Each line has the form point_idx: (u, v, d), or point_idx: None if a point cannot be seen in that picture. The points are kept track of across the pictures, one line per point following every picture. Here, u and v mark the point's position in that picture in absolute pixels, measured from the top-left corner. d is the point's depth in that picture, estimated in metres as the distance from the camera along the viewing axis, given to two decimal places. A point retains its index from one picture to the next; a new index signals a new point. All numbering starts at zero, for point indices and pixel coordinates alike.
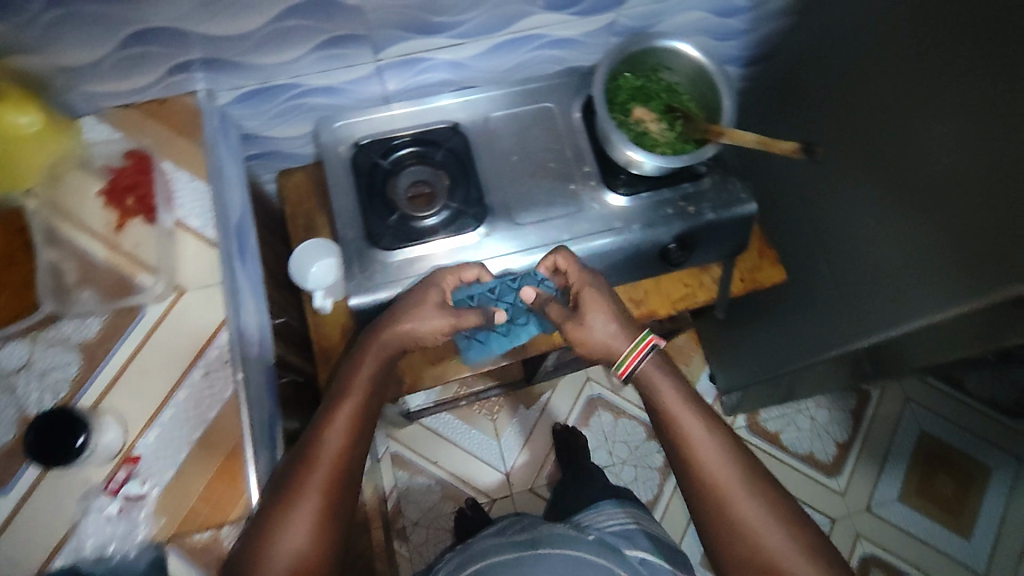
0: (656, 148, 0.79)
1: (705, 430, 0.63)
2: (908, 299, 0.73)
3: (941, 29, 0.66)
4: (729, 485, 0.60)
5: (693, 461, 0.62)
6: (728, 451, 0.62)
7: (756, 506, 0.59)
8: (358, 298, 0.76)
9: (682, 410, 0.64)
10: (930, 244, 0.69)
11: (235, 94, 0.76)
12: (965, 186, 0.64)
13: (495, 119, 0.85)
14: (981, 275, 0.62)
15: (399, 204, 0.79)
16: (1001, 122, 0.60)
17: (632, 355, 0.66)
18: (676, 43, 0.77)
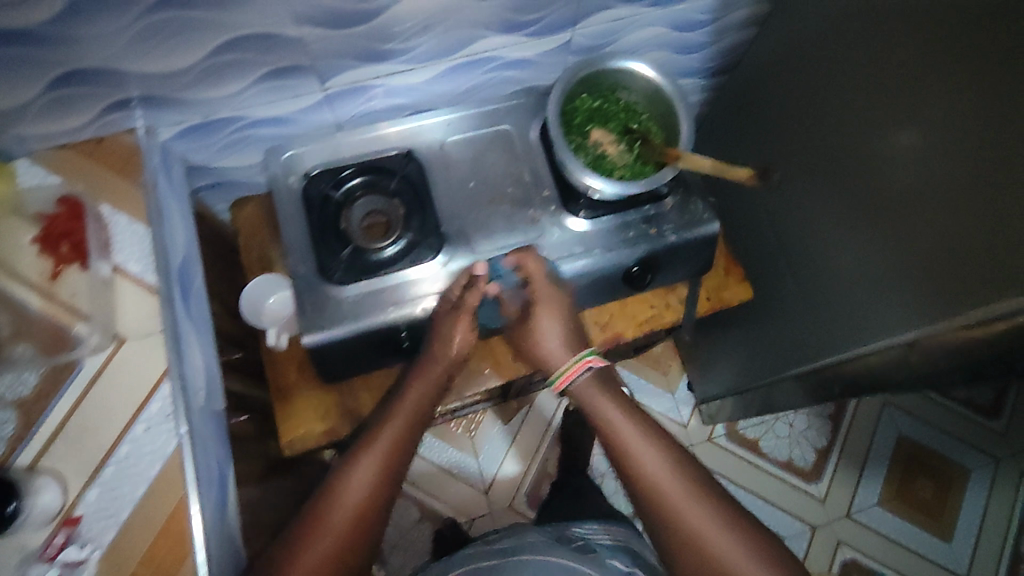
0: (615, 171, 0.77)
1: (639, 442, 0.71)
2: (873, 317, 0.71)
3: (900, 42, 0.64)
4: (666, 490, 0.68)
5: (630, 468, 0.71)
6: (663, 458, 0.70)
7: (701, 507, 0.67)
8: (312, 336, 0.74)
9: (617, 420, 0.73)
10: (895, 261, 0.67)
11: (177, 129, 0.73)
12: (926, 207, 0.62)
13: (451, 144, 0.82)
14: (942, 298, 0.60)
15: (352, 237, 0.77)
16: (962, 141, 0.58)
17: (569, 371, 0.75)
18: (633, 63, 0.77)
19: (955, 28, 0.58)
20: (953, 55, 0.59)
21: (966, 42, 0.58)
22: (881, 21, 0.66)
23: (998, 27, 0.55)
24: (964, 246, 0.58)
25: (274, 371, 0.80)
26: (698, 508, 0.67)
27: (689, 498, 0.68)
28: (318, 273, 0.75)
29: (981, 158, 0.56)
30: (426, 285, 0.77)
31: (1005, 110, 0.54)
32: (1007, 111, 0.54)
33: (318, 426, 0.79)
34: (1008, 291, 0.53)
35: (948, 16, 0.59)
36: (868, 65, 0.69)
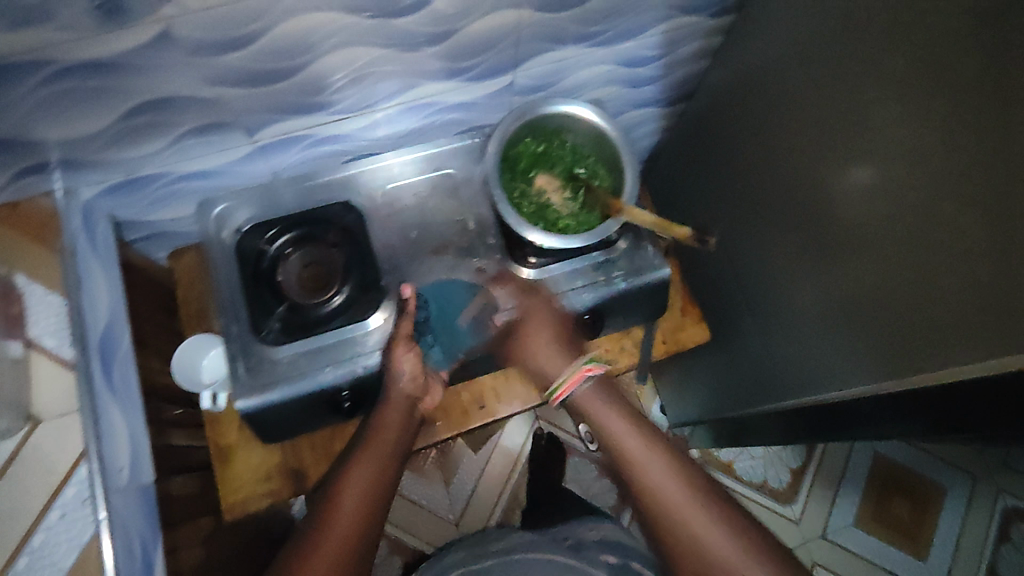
0: (560, 221, 0.74)
1: (656, 458, 0.68)
2: (837, 365, 0.67)
3: (844, 90, 0.61)
4: (680, 508, 0.65)
5: (649, 488, 0.67)
6: (683, 474, 0.67)
7: (718, 530, 0.63)
8: (246, 400, 0.71)
9: (627, 435, 0.71)
10: (853, 311, 0.64)
11: (100, 188, 0.70)
12: (879, 258, 0.59)
13: (392, 190, 0.79)
14: (900, 354, 0.57)
15: (289, 293, 0.74)
16: (911, 193, 0.55)
17: (567, 385, 0.73)
18: (570, 107, 0.73)
19: (897, 74, 0.55)
20: (897, 102, 0.55)
21: (908, 90, 0.54)
22: (825, 65, 0.63)
23: (945, 75, 0.51)
24: (917, 304, 0.55)
25: (214, 429, 0.79)
26: (716, 529, 0.63)
27: (706, 518, 0.64)
28: (252, 332, 0.73)
29: (930, 215, 0.53)
30: (365, 342, 0.74)
31: (954, 166, 0.51)
32: (957, 166, 0.51)
33: (258, 487, 0.78)
34: (965, 356, 0.50)
35: (893, 61, 0.55)
36: (815, 105, 0.65)
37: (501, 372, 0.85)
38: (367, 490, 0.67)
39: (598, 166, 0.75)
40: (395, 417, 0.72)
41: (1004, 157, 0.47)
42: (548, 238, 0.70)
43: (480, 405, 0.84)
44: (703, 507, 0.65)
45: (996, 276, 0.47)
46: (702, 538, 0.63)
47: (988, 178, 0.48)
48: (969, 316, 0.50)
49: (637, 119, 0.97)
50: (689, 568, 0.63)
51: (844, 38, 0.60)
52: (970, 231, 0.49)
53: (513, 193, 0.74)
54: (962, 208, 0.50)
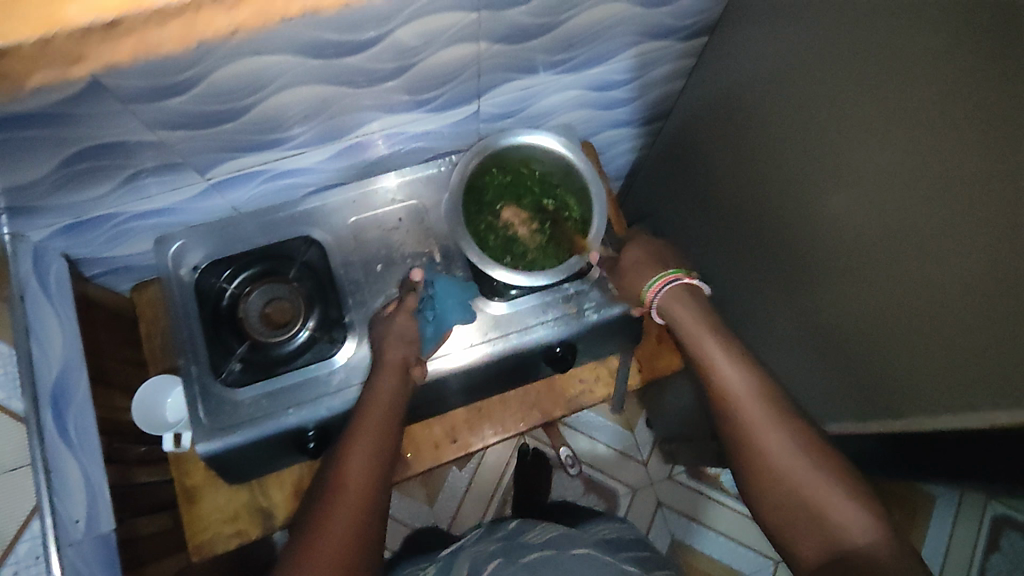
0: (527, 255, 0.72)
1: (739, 375, 0.62)
2: (831, 398, 0.65)
3: (812, 126, 0.59)
4: (765, 431, 0.58)
5: (738, 404, 0.60)
6: (781, 420, 0.59)
7: (811, 460, 0.56)
8: (206, 444, 0.69)
9: (725, 368, 0.63)
10: (842, 350, 0.61)
11: (51, 230, 0.68)
12: (865, 299, 0.56)
13: (356, 222, 0.77)
14: (896, 398, 0.55)
15: (250, 331, 0.72)
16: (890, 237, 0.51)
17: (659, 282, 0.70)
18: (537, 137, 0.72)
19: (867, 111, 0.52)
20: (870, 141, 0.52)
21: (878, 129, 0.51)
22: (796, 96, 0.60)
23: (910, 116, 0.48)
24: (908, 351, 0.52)
25: (180, 468, 0.78)
26: (806, 465, 0.55)
27: (801, 459, 0.56)
28: (212, 374, 0.71)
29: (908, 261, 0.50)
30: (328, 381, 0.72)
31: (925, 212, 0.48)
32: (928, 212, 0.47)
33: (224, 527, 0.77)
34: (960, 408, 0.47)
35: (858, 98, 0.52)
36: (790, 137, 0.62)
37: (473, 406, 0.84)
38: (370, 467, 0.61)
39: (567, 196, 0.74)
40: (391, 380, 0.67)
41: (978, 206, 0.43)
42: (512, 279, 0.68)
43: (453, 438, 0.83)
44: (788, 427, 0.58)
45: (980, 332, 0.44)
46: (777, 451, 0.57)
47: (961, 228, 0.45)
48: (957, 370, 0.47)
49: (613, 138, 0.94)
50: (767, 488, 0.57)
51: (814, 68, 0.57)
52: (947, 281, 0.46)
53: (478, 226, 0.72)
54: (939, 258, 0.47)
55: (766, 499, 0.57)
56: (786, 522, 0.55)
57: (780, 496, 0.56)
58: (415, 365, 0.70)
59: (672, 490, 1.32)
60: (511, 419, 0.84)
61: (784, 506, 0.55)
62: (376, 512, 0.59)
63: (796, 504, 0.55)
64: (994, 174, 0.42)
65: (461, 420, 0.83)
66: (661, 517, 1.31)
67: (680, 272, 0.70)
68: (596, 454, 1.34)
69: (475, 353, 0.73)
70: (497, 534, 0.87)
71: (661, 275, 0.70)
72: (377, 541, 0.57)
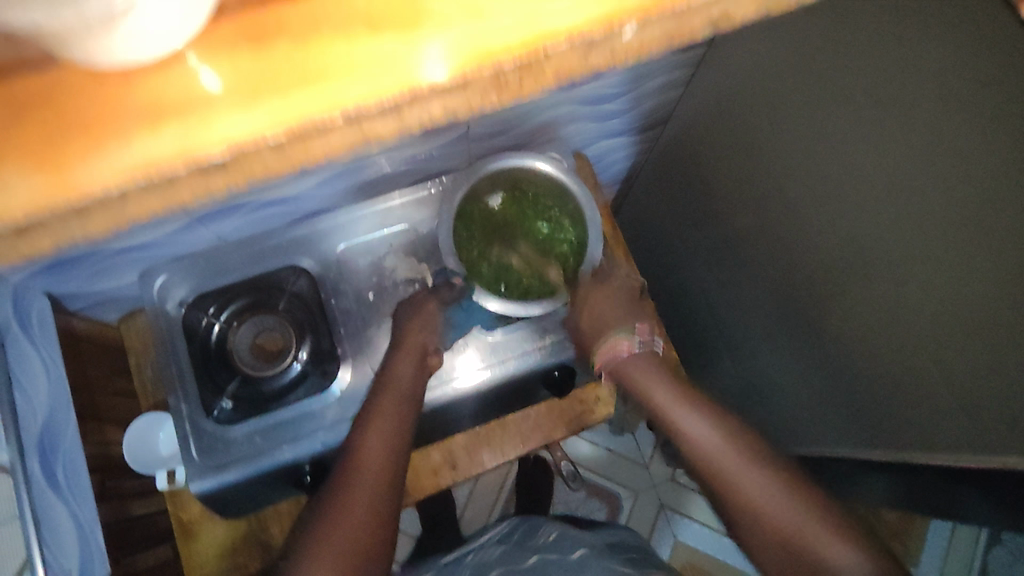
0: (523, 281, 0.71)
1: (703, 424, 0.60)
2: (827, 425, 0.63)
3: (806, 151, 0.56)
4: (741, 476, 0.56)
5: (698, 449, 0.59)
6: (753, 462, 0.57)
7: (790, 500, 0.53)
8: (199, 483, 0.67)
9: (684, 416, 0.61)
10: (838, 380, 0.59)
11: (31, 272, 0.65)
12: (864, 333, 0.54)
13: (345, 249, 0.75)
14: (899, 432, 0.52)
15: (242, 367, 0.71)
16: (891, 270, 0.49)
17: (602, 353, 0.68)
18: (525, 160, 0.71)
19: (864, 141, 0.49)
20: (867, 171, 0.49)
21: (877, 161, 0.48)
22: (788, 119, 0.57)
23: (911, 152, 0.45)
24: (910, 387, 0.50)
25: (175, 502, 0.79)
26: (788, 505, 0.53)
27: (781, 500, 0.54)
28: (203, 412, 0.70)
29: (911, 300, 0.47)
30: (322, 415, 0.70)
31: (929, 249, 0.45)
32: (933, 250, 0.45)
33: (221, 561, 0.78)
34: (970, 446, 0.46)
35: (855, 126, 0.49)
36: (783, 160, 0.59)
37: (471, 431, 0.83)
38: (388, 445, 0.62)
39: (561, 215, 0.72)
40: (410, 363, 0.67)
41: (988, 248, 0.41)
42: (508, 309, 0.67)
43: (452, 464, 0.83)
44: (762, 468, 0.56)
45: (994, 377, 0.42)
46: (751, 491, 0.55)
47: (967, 270, 0.43)
48: (971, 410, 0.45)
49: (607, 149, 0.91)
50: (751, 527, 0.54)
51: (809, 91, 0.54)
52: (960, 323, 0.44)
53: (473, 252, 0.70)
54: (949, 299, 0.45)
55: (756, 543, 0.54)
56: (780, 566, 0.52)
57: (767, 537, 0.53)
58: (433, 354, 0.69)
59: (676, 492, 1.28)
60: (510, 445, 0.84)
61: (775, 549, 0.53)
62: (393, 488, 0.60)
63: (785, 546, 0.52)
64: (1005, 219, 0.39)
65: (460, 445, 0.83)
66: (667, 519, 1.26)
67: (623, 338, 0.67)
68: (599, 460, 1.29)
69: (473, 381, 0.72)
70: (503, 549, 0.85)
71: (608, 342, 0.67)
72: (391, 517, 0.59)
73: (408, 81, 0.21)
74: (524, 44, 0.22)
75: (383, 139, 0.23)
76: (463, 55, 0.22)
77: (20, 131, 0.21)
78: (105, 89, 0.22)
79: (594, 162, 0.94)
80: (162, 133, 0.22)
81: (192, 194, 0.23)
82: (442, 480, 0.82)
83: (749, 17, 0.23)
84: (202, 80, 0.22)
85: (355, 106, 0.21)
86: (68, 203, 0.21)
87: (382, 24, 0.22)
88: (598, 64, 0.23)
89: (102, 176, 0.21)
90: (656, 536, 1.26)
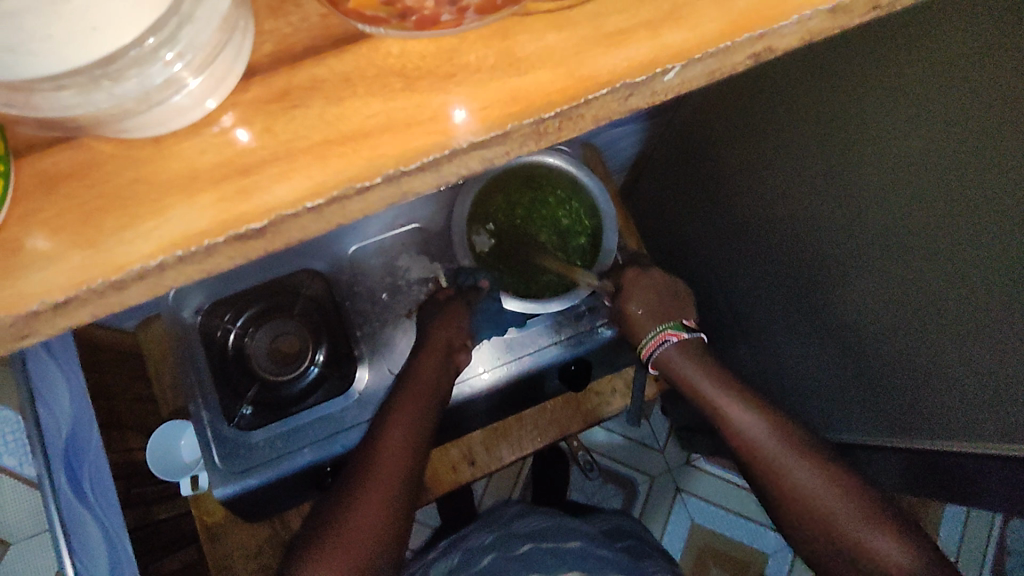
0: (541, 277, 0.72)
1: (752, 414, 0.58)
2: (839, 415, 0.62)
3: (812, 138, 0.54)
4: (781, 458, 0.56)
5: (738, 433, 0.58)
6: (796, 449, 0.56)
7: (829, 484, 0.53)
8: (223, 488, 0.68)
9: (733, 404, 0.59)
10: (844, 370, 0.59)
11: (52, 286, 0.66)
12: (866, 323, 0.53)
13: (356, 252, 0.74)
14: (907, 424, 0.52)
15: (261, 372, 0.73)
16: (894, 264, 0.48)
17: (650, 343, 0.65)
18: (533, 157, 0.72)
19: (870, 130, 0.48)
20: (871, 161, 0.48)
21: (880, 151, 0.47)
22: (794, 104, 0.56)
23: (907, 141, 0.44)
24: (915, 380, 0.49)
25: (198, 506, 0.80)
26: (831, 493, 0.53)
27: (822, 489, 0.53)
28: (225, 419, 0.71)
29: (909, 291, 0.47)
30: (342, 417, 0.71)
31: (929, 243, 0.44)
32: (930, 245, 0.44)
33: (247, 564, 0.80)
34: (968, 435, 0.45)
35: (858, 114, 0.49)
36: (790, 149, 0.58)
37: (488, 428, 0.84)
38: (403, 446, 0.60)
39: (575, 208, 0.73)
40: (433, 364, 0.65)
41: (983, 241, 0.40)
42: (527, 308, 0.68)
43: (472, 460, 0.84)
44: (805, 453, 0.55)
45: (989, 373, 0.42)
46: (794, 473, 0.55)
47: (964, 265, 0.42)
48: (972, 403, 0.44)
49: (616, 136, 0.89)
50: (788, 505, 0.55)
51: (815, 75, 0.53)
52: (955, 316, 0.44)
53: (490, 250, 0.72)
54: (944, 294, 0.44)
55: (806, 536, 0.54)
56: (810, 542, 0.54)
57: (813, 530, 0.53)
58: (460, 351, 0.68)
59: (691, 475, 1.28)
60: (528, 439, 0.84)
61: (824, 544, 0.53)
62: (403, 494, 0.59)
63: (828, 535, 0.52)
64: (1000, 210, 0.39)
65: (478, 441, 0.84)
66: (682, 502, 1.26)
67: (668, 330, 0.64)
68: (612, 446, 1.29)
69: (483, 380, 0.72)
70: (510, 514, 0.87)
71: (654, 333, 0.64)
72: (397, 525, 0.58)
73: (446, 134, 0.22)
74: (564, 94, 0.23)
75: (419, 195, 0.24)
76: (499, 104, 0.23)
77: (52, 204, 0.22)
78: (138, 153, 0.23)
79: (604, 150, 0.92)
80: (197, 202, 0.22)
81: (236, 259, 0.23)
82: (462, 476, 0.83)
83: (785, 47, 0.24)
84: (235, 139, 0.23)
85: (394, 167, 0.22)
86: (107, 278, 0.22)
87: (422, 79, 0.23)
88: (638, 105, 0.24)
89: (139, 249, 0.22)
90: (669, 520, 1.26)
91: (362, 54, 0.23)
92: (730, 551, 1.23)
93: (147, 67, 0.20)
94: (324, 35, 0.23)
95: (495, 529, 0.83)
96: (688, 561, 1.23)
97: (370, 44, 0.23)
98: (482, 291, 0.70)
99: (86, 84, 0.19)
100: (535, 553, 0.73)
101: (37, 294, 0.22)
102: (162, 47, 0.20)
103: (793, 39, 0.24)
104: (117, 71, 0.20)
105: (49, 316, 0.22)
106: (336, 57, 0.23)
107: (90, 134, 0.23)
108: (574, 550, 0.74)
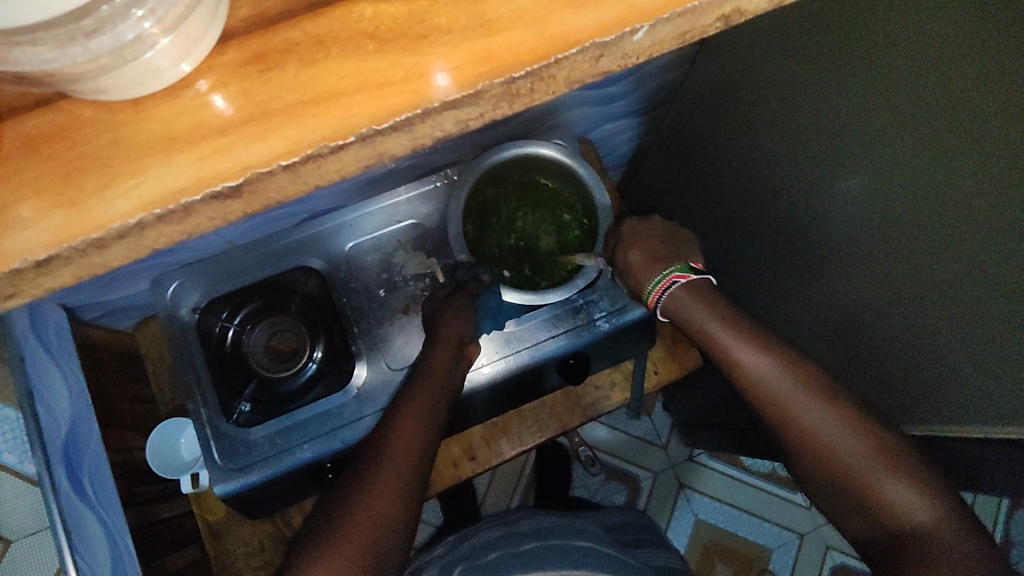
0: (538, 269, 0.74)
1: (765, 358, 0.55)
2: None
3: (801, 125, 0.55)
4: (801, 411, 0.53)
5: (756, 387, 0.55)
6: (821, 404, 0.52)
7: (850, 438, 0.51)
8: (223, 484, 0.68)
9: (754, 357, 0.55)
10: (842, 356, 0.59)
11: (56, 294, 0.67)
12: (859, 304, 0.54)
13: (352, 248, 0.75)
14: (909, 402, 0.52)
15: (258, 368, 0.73)
16: (886, 241, 0.48)
17: (658, 288, 0.61)
18: (529, 148, 0.72)
19: (858, 116, 0.47)
20: (861, 142, 0.48)
21: (875, 133, 0.46)
22: (774, 93, 0.57)
23: (893, 117, 0.44)
24: (918, 364, 0.49)
25: (201, 504, 0.80)
26: (858, 448, 0.50)
27: (839, 436, 0.51)
28: (222, 415, 0.71)
29: (904, 273, 0.47)
30: (340, 413, 0.71)
31: (918, 226, 0.45)
32: (923, 224, 0.44)
33: (249, 560, 0.79)
34: (960, 416, 0.46)
35: (839, 97, 0.49)
36: (781, 134, 0.58)
37: (488, 422, 0.84)
38: (415, 438, 0.61)
39: (570, 200, 0.74)
40: (443, 361, 0.65)
41: (965, 215, 0.41)
42: (525, 300, 0.70)
43: (472, 455, 0.84)
44: (831, 408, 0.52)
45: (986, 356, 0.42)
46: (816, 429, 0.52)
47: (954, 245, 0.42)
48: (970, 386, 0.44)
49: (613, 130, 0.90)
50: (806, 457, 0.53)
51: (793, 59, 0.53)
52: (947, 290, 0.43)
53: (487, 244, 0.73)
54: (941, 274, 0.44)
55: (814, 480, 0.53)
56: (824, 490, 0.52)
57: (840, 486, 0.51)
58: (472, 342, 0.68)
59: (694, 472, 1.27)
60: (528, 433, 0.85)
61: (839, 493, 0.51)
62: (414, 485, 0.60)
63: (843, 485, 0.51)
64: (986, 182, 0.39)
65: (477, 436, 0.84)
66: (685, 498, 1.26)
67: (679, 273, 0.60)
68: (615, 443, 1.29)
69: (482, 374, 0.72)
70: (513, 516, 0.87)
71: (663, 277, 0.60)
72: (410, 515, 0.58)
73: (423, 96, 0.23)
74: (535, 53, 0.23)
75: (396, 158, 0.25)
76: (471, 64, 0.23)
77: (32, 166, 0.23)
78: (118, 117, 0.23)
79: (600, 145, 0.93)
80: (175, 161, 0.23)
81: (215, 220, 0.24)
82: (461, 469, 0.84)
83: (754, 8, 0.24)
84: (212, 104, 0.23)
85: (367, 126, 0.23)
86: (88, 236, 0.22)
87: (394, 42, 0.23)
88: (610, 67, 0.25)
89: (121, 207, 0.22)
90: (673, 516, 1.25)
91: (335, 18, 0.24)
92: (734, 547, 1.23)
93: (119, 23, 0.21)
94: (300, 1, 0.24)
95: (499, 528, 0.83)
96: (694, 559, 1.23)
97: (343, 8, 0.24)
98: (482, 283, 0.72)
99: (62, 40, 0.20)
100: (541, 547, 0.73)
101: (19, 252, 0.22)
102: (131, 5, 0.21)
103: (760, 1, 0.24)
104: (92, 26, 0.21)
105: (33, 275, 0.23)
106: (311, 21, 0.24)
107: (68, 96, 0.23)
108: (575, 546, 0.73)
